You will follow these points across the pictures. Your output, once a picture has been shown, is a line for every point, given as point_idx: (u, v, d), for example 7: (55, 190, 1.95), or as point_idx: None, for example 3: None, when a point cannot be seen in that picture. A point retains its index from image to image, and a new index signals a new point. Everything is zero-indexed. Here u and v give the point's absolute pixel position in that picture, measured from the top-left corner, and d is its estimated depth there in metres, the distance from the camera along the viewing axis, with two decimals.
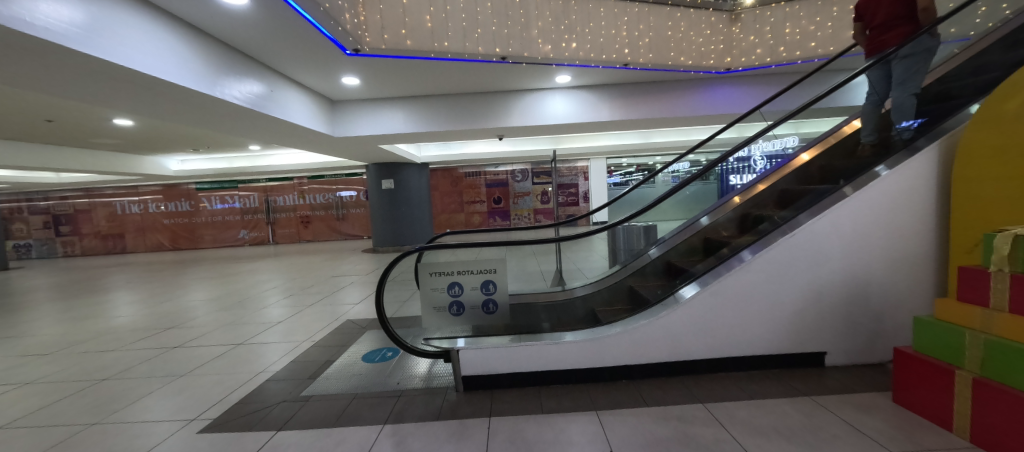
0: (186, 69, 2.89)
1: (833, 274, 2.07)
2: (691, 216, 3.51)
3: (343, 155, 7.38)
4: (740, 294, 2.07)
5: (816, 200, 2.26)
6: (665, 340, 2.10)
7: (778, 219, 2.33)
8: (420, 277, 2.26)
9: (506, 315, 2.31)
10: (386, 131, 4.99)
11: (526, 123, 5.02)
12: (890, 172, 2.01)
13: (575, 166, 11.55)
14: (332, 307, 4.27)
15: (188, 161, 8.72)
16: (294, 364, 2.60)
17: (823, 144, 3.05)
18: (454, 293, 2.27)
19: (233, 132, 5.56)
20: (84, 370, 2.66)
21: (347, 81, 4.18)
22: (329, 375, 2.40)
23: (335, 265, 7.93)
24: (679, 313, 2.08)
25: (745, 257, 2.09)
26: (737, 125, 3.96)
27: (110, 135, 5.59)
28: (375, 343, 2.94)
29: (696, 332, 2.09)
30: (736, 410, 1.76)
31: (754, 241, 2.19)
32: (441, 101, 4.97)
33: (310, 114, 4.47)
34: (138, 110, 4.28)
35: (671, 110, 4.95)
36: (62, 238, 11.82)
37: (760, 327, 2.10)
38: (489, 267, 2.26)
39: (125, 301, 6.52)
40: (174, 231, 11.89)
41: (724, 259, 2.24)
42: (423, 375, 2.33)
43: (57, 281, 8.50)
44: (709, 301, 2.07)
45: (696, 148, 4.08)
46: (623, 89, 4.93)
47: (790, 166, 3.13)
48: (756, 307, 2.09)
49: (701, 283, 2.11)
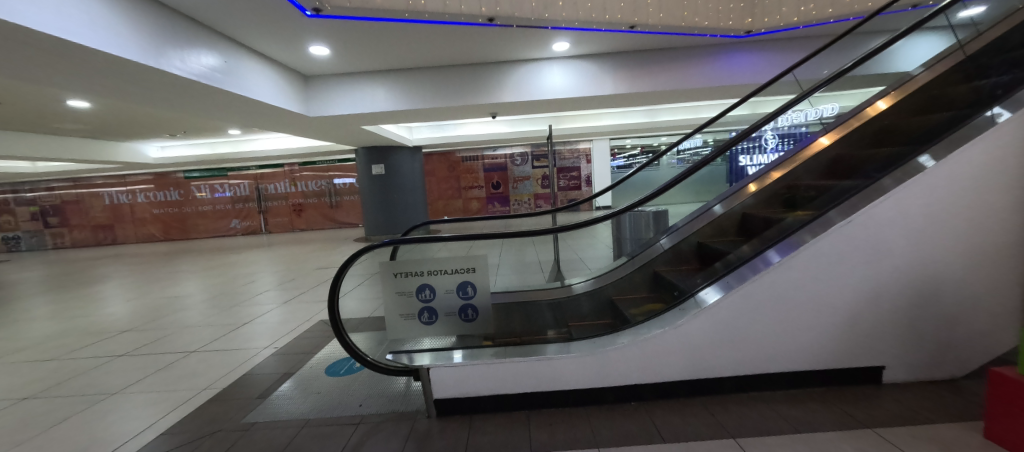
0: (106, 30, 2.41)
1: (898, 271, 1.63)
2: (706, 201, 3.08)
3: (329, 139, 6.90)
4: (780, 297, 1.66)
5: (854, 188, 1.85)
6: (685, 353, 1.70)
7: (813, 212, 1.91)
8: (385, 277, 1.83)
9: (489, 323, 1.88)
10: (365, 110, 4.51)
11: (520, 98, 4.51)
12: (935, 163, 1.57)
13: (576, 148, 11.03)
14: (309, 302, 3.90)
15: (168, 147, 8.20)
16: (246, 378, 2.23)
17: (849, 125, 2.59)
18: (425, 298, 1.84)
19: (203, 114, 5.10)
20: (7, 386, 2.31)
21: (316, 50, 3.70)
22: (281, 394, 2.03)
23: (326, 255, 7.59)
24: (703, 322, 1.67)
25: (775, 259, 1.65)
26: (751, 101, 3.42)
27: (73, 120, 5.14)
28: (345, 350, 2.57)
29: (723, 345, 1.69)
30: (778, 448, 1.37)
31: (785, 237, 1.77)
32: (427, 73, 4.46)
33: (277, 90, 3.98)
34: (88, 88, 3.84)
35: (682, 81, 4.42)
36: (51, 230, 11.52)
37: (801, 337, 1.69)
38: (466, 266, 1.81)
39: (104, 295, 6.21)
40: (165, 222, 11.55)
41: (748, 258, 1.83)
42: (392, 394, 1.94)
43: (41, 274, 8.21)
44: (740, 305, 1.66)
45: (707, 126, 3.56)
46: (629, 58, 4.40)
47: (806, 153, 2.69)
48: (799, 314, 1.68)
49: (725, 287, 1.69)
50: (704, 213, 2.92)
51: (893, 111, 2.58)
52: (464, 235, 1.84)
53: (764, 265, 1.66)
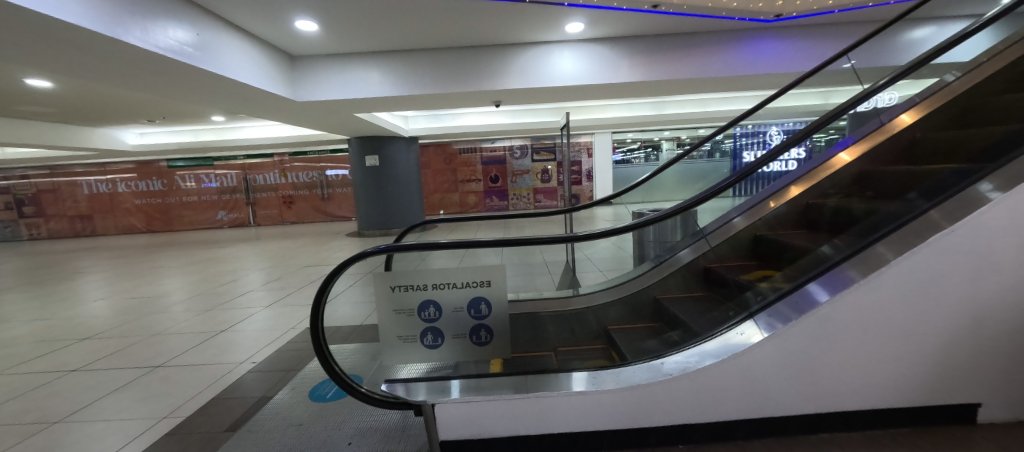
0: None
1: (1009, 294, 1.34)
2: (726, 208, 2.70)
3: (320, 128, 6.48)
4: (858, 324, 1.39)
5: (943, 192, 1.52)
6: (741, 386, 1.44)
7: (879, 225, 1.63)
8: (379, 291, 1.50)
9: (505, 347, 1.56)
10: (358, 95, 4.12)
11: (528, 85, 4.16)
12: (1003, 196, 1.28)
13: (578, 142, 10.72)
14: (295, 306, 3.55)
15: (147, 134, 7.69)
16: (216, 401, 1.90)
17: (869, 141, 2.39)
18: (428, 318, 1.51)
19: (180, 97, 4.66)
20: None
21: (303, 26, 3.30)
22: (255, 424, 1.70)
23: (317, 250, 7.21)
24: (766, 351, 1.41)
25: (824, 299, 1.37)
26: (790, 92, 3.31)
27: (35, 102, 4.67)
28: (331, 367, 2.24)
29: (786, 378, 1.44)
30: None
31: (834, 267, 1.50)
32: (426, 56, 4.08)
33: (259, 70, 3.56)
34: (42, 63, 3.39)
35: (702, 69, 4.10)
36: (26, 220, 10.94)
37: (880, 370, 1.42)
38: (480, 279, 1.49)
39: (74, 292, 5.76)
40: (147, 213, 11.03)
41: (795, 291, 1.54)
42: (387, 429, 1.62)
43: (12, 267, 7.71)
44: (810, 332, 1.40)
45: (743, 119, 3.55)
46: (646, 43, 4.06)
47: (826, 168, 2.42)
48: (881, 343, 1.40)
49: (777, 325, 1.41)
50: (719, 230, 2.59)
51: (957, 103, 2.29)
52: (480, 241, 1.53)
53: (806, 303, 1.40)
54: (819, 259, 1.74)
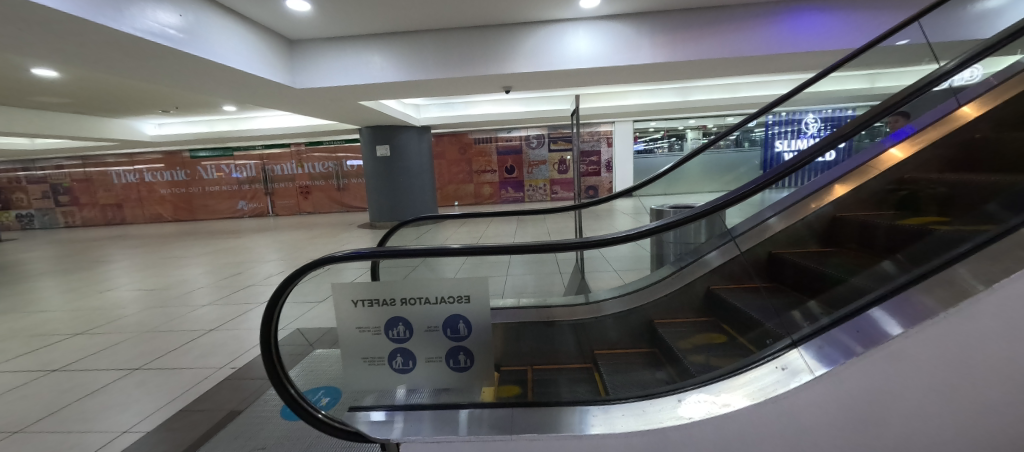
0: None
1: None
2: (759, 209, 2.34)
3: (328, 117, 6.34)
4: (941, 367, 1.06)
5: None
6: (779, 435, 1.15)
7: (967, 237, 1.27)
8: (341, 306, 1.27)
9: (488, 375, 1.31)
10: (360, 81, 3.90)
11: (539, 68, 3.83)
12: None
13: (597, 131, 10.32)
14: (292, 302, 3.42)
15: (165, 125, 7.80)
16: (183, 414, 1.75)
17: (926, 138, 1.95)
18: (397, 337, 1.28)
19: (184, 86, 4.57)
20: None
21: (295, 5, 3.07)
22: (215, 447, 1.52)
23: (328, 242, 7.17)
24: (813, 395, 1.11)
25: (896, 332, 1.06)
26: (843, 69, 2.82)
27: (47, 93, 4.68)
28: (311, 379, 2.07)
29: (840, 429, 1.13)
30: None
31: (900, 292, 1.18)
32: (430, 37, 3.81)
33: (253, 55, 3.37)
34: (33, 50, 3.28)
35: (734, 48, 3.65)
36: (61, 209, 11.42)
37: (969, 426, 1.09)
38: (459, 294, 1.23)
39: (92, 280, 5.88)
40: (172, 202, 11.36)
41: (851, 318, 1.21)
42: None
43: (47, 254, 8.07)
44: (872, 375, 1.08)
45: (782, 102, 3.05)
46: (671, 19, 3.64)
47: (875, 165, 2.06)
48: (972, 391, 1.07)
49: (833, 361, 1.11)
50: (749, 233, 2.24)
51: None
52: (459, 249, 1.27)
53: (873, 335, 1.09)
54: (881, 279, 1.41)
